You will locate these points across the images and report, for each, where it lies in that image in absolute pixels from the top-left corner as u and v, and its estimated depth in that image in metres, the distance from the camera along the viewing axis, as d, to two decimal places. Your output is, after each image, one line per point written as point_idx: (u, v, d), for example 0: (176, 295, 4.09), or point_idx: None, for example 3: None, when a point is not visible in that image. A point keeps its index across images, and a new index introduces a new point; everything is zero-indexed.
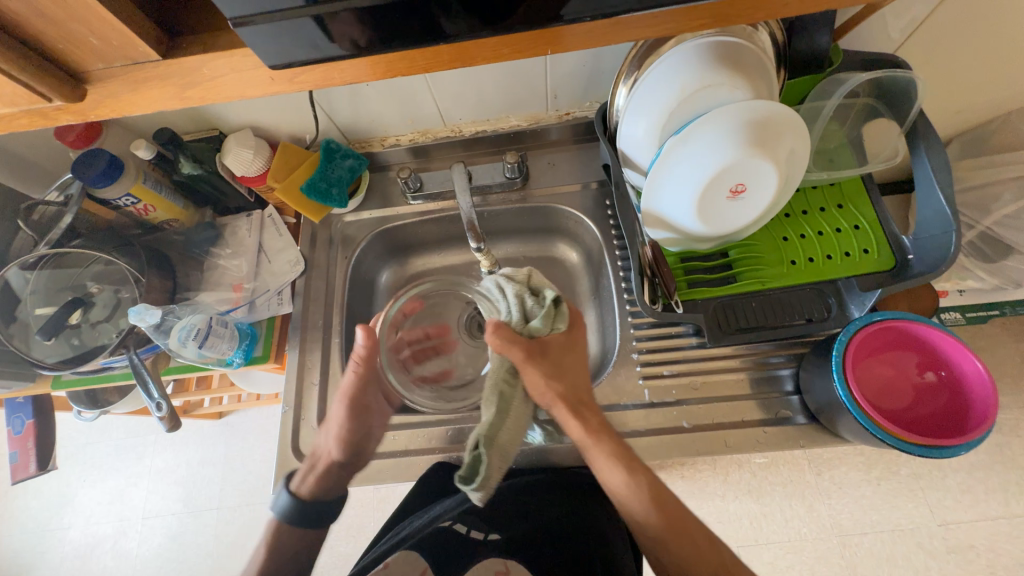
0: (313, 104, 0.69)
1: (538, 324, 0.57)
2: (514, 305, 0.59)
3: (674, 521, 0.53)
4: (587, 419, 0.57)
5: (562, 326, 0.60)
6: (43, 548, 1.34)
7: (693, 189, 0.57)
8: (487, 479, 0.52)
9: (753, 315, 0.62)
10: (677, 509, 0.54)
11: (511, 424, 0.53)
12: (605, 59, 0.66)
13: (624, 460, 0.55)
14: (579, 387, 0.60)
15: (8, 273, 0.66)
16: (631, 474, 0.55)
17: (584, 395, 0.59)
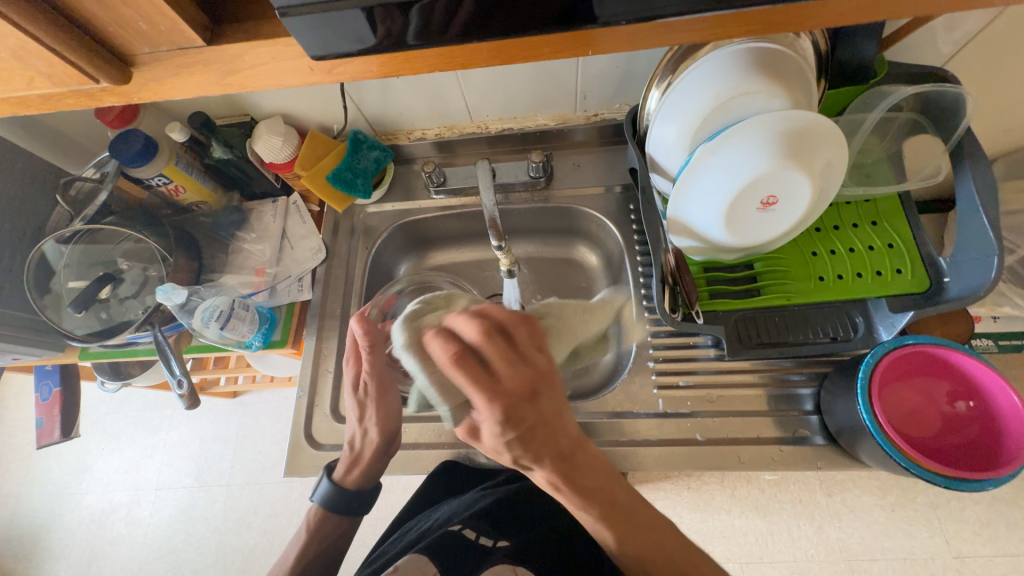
0: (343, 95, 0.70)
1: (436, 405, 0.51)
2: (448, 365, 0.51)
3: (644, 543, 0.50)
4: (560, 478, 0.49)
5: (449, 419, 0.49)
6: (62, 511, 1.39)
7: (720, 199, 0.56)
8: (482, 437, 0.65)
9: (776, 330, 0.61)
10: (639, 529, 0.51)
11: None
12: (639, 61, 0.65)
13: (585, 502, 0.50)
14: (555, 451, 0.47)
15: (44, 246, 0.68)
16: (591, 510, 0.50)
17: (560, 460, 0.48)
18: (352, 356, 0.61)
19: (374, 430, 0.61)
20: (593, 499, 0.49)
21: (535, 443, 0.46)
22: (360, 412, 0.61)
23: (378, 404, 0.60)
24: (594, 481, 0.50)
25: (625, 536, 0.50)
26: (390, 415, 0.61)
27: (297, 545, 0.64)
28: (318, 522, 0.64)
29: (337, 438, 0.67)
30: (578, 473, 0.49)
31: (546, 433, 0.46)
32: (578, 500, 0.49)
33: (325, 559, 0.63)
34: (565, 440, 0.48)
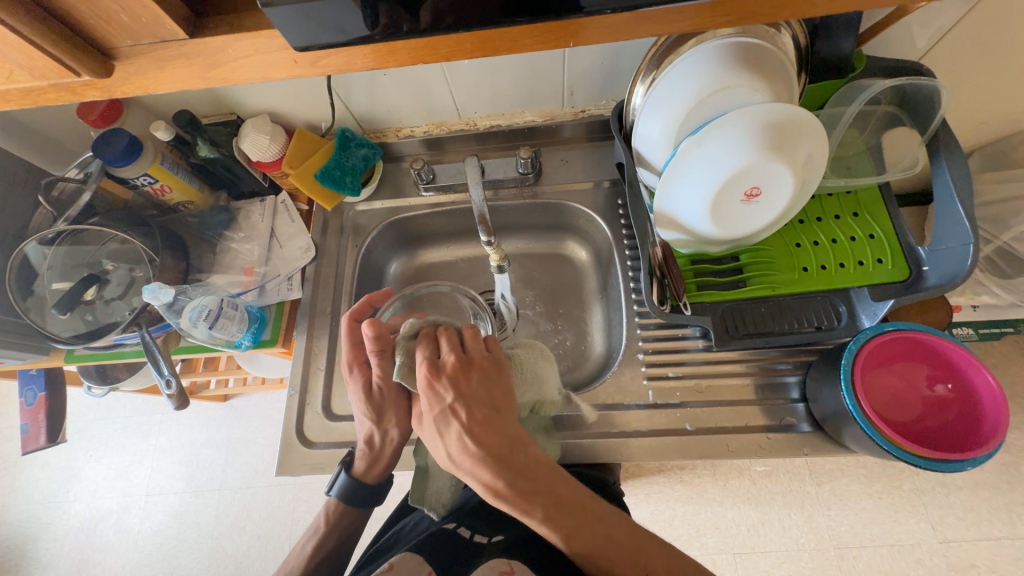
0: (331, 93, 0.70)
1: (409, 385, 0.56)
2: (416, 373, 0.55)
3: (591, 542, 0.47)
4: (517, 485, 0.46)
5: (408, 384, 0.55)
6: (49, 520, 1.37)
7: (706, 192, 0.57)
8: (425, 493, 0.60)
9: (762, 320, 0.62)
10: (589, 526, 0.47)
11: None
12: (624, 56, 0.66)
13: (525, 508, 0.46)
14: (485, 446, 0.47)
15: (26, 247, 0.67)
16: (534, 515, 0.46)
17: (490, 458, 0.46)
18: (358, 365, 0.59)
19: (394, 431, 0.60)
20: (533, 501, 0.46)
21: (464, 434, 0.47)
22: (378, 416, 0.59)
23: (398, 402, 0.59)
24: (542, 479, 0.47)
25: (572, 534, 0.47)
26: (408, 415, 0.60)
27: (312, 543, 0.62)
28: (335, 519, 0.62)
29: (330, 436, 0.67)
30: (521, 476, 0.46)
31: (472, 421, 0.48)
32: (523, 505, 0.46)
33: (342, 550, 0.63)
34: (499, 441, 0.47)
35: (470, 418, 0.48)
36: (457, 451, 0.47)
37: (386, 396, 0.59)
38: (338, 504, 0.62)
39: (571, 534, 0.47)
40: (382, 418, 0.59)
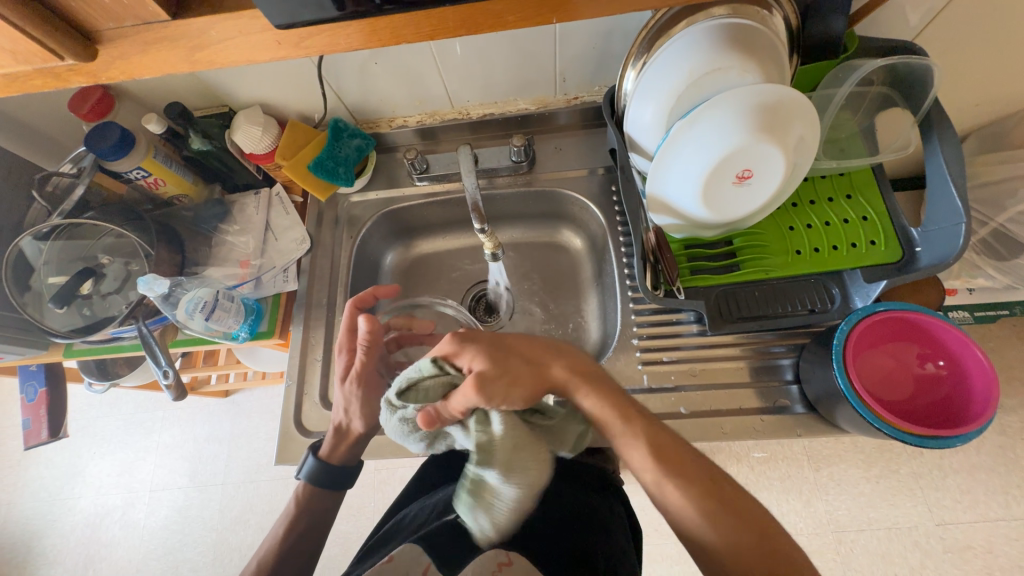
0: (322, 82, 0.70)
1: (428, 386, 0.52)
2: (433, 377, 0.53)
3: (680, 470, 0.48)
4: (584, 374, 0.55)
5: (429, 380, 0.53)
6: (55, 516, 1.38)
7: (702, 172, 0.56)
8: (482, 512, 0.49)
9: (756, 304, 0.62)
10: (671, 446, 0.49)
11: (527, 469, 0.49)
12: (614, 41, 0.65)
13: (605, 403, 0.52)
14: (540, 348, 0.57)
15: (22, 242, 0.67)
16: (611, 400, 0.53)
17: (549, 350, 0.56)
18: (348, 349, 0.62)
19: (359, 422, 0.61)
20: (607, 398, 0.52)
21: (523, 338, 0.57)
22: (347, 404, 0.61)
23: (366, 395, 0.61)
24: (596, 373, 0.56)
25: (653, 446, 0.49)
26: (373, 412, 0.61)
27: (280, 527, 0.61)
28: (303, 502, 0.62)
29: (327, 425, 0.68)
30: (578, 360, 0.56)
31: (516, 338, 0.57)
32: (600, 382, 0.54)
33: (315, 534, 0.61)
34: (542, 343, 0.58)
35: (514, 338, 0.57)
36: (527, 352, 0.56)
37: (355, 391, 0.61)
38: (305, 486, 0.62)
39: (655, 444, 0.49)
40: (349, 406, 0.61)
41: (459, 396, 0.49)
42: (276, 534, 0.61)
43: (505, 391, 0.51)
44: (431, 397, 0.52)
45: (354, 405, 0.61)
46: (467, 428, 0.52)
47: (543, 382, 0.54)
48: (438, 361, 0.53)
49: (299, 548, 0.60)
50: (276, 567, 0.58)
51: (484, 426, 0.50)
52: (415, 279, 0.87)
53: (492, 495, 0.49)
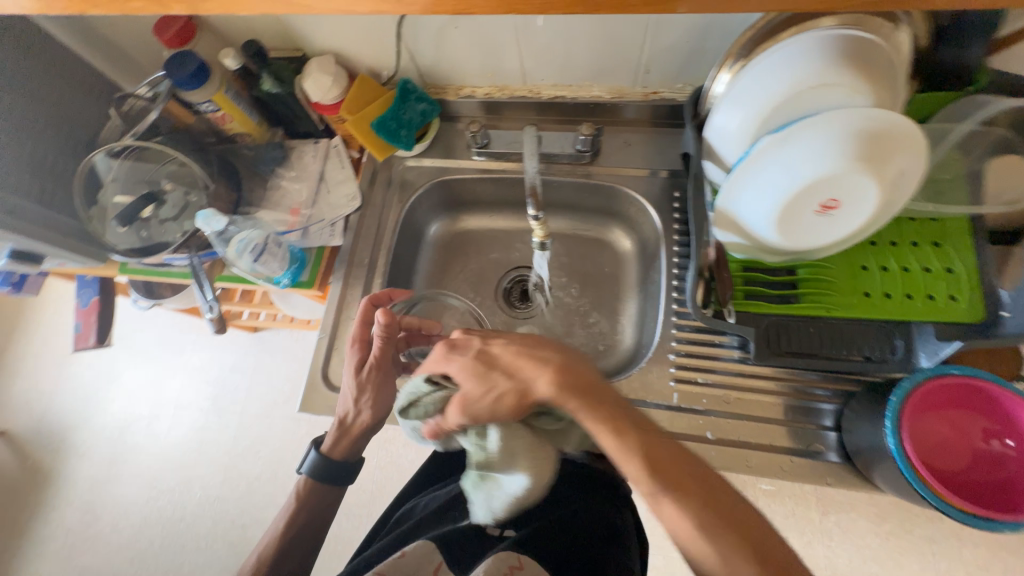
0: (399, 39, 0.68)
1: (425, 400, 0.51)
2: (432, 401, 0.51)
3: (680, 486, 0.42)
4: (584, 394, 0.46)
5: (427, 399, 0.51)
6: (88, 413, 1.49)
7: (783, 194, 0.52)
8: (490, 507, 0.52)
9: (807, 341, 0.58)
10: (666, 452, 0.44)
11: (533, 467, 0.48)
12: (710, 37, 0.61)
13: (594, 411, 0.45)
14: (538, 354, 0.49)
15: (94, 157, 0.70)
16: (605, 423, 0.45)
17: (547, 361, 0.48)
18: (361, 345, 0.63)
19: (367, 413, 0.62)
20: (600, 405, 0.45)
21: (507, 345, 0.50)
22: (356, 396, 0.62)
23: (378, 389, 0.62)
24: (601, 390, 0.47)
25: (650, 460, 0.43)
26: (386, 398, 0.62)
27: (281, 522, 0.64)
28: (302, 499, 0.64)
29: None
30: (583, 377, 0.47)
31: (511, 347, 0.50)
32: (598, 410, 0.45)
33: (317, 522, 0.64)
34: (546, 347, 0.49)
35: (511, 341, 0.50)
36: (512, 364, 0.49)
37: (370, 380, 0.61)
38: (304, 483, 0.65)
39: (650, 457, 0.43)
40: (359, 399, 0.62)
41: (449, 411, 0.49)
42: (278, 526, 0.64)
43: (490, 409, 0.47)
44: (433, 410, 0.51)
45: (363, 398, 0.62)
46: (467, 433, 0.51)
47: (530, 397, 0.47)
48: (431, 378, 0.51)
49: (304, 532, 0.63)
50: (280, 559, 0.61)
51: (480, 440, 0.49)
52: (455, 253, 0.86)
53: (496, 486, 0.50)
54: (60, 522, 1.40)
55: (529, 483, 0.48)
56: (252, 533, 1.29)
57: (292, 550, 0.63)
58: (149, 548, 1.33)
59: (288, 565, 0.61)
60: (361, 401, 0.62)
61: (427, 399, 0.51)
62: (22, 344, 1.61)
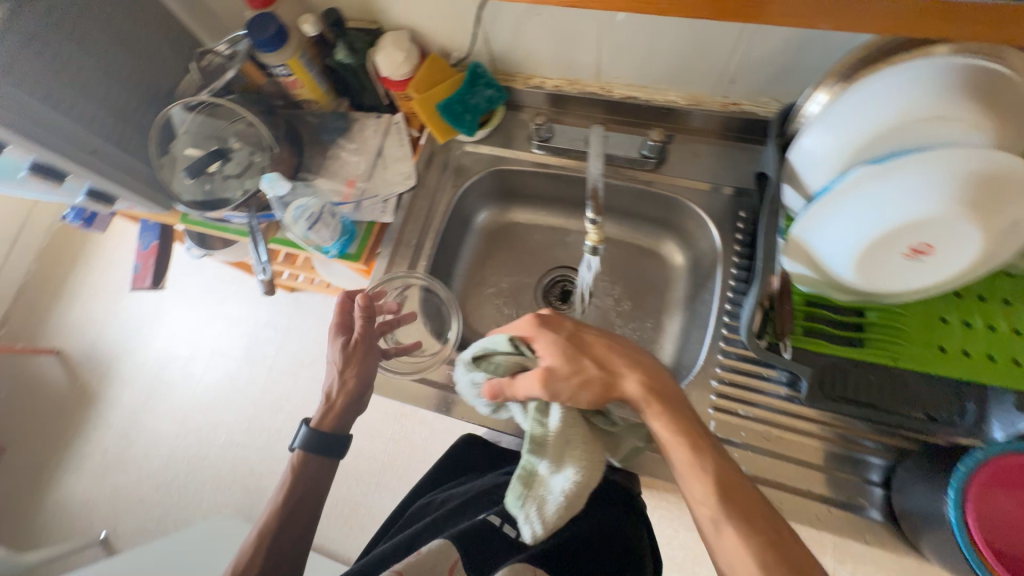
0: (478, 22, 0.67)
1: (500, 359, 0.55)
2: (507, 361, 0.54)
3: (745, 514, 0.42)
4: (661, 404, 0.49)
5: (501, 361, 0.55)
6: (133, 346, 1.58)
7: (870, 231, 0.48)
8: (534, 513, 0.50)
9: (866, 389, 0.55)
10: (733, 479, 0.45)
11: (586, 462, 0.50)
12: (809, 51, 0.57)
13: (676, 424, 0.48)
14: (625, 354, 0.52)
15: (172, 109, 0.72)
16: (677, 433, 0.47)
17: (635, 360, 0.52)
18: (343, 329, 0.66)
19: (352, 383, 0.65)
20: (679, 411, 0.48)
21: (599, 335, 0.53)
22: (341, 369, 0.65)
23: (362, 361, 0.65)
24: (677, 402, 0.50)
25: (718, 480, 0.44)
26: (368, 372, 0.65)
27: (276, 499, 0.62)
28: (299, 472, 0.64)
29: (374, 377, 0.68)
30: (662, 386, 0.50)
31: (600, 340, 0.53)
32: (675, 417, 0.48)
33: (313, 497, 0.64)
34: (633, 348, 0.53)
35: (600, 333, 0.54)
36: (603, 355, 0.52)
37: (354, 353, 0.65)
38: (299, 457, 0.64)
39: (720, 477, 0.44)
40: (343, 371, 0.65)
41: (525, 378, 0.51)
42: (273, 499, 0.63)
43: (573, 389, 0.51)
44: (501, 371, 0.54)
45: (347, 371, 0.65)
46: (526, 410, 0.54)
47: (612, 390, 0.51)
48: (515, 340, 0.54)
49: (301, 504, 0.63)
50: (278, 531, 0.61)
51: (542, 418, 0.52)
52: (500, 244, 0.85)
53: (544, 488, 0.50)
54: (97, 442, 1.50)
55: (580, 479, 0.49)
56: (268, 481, 1.36)
57: (294, 520, 0.62)
58: (173, 480, 1.41)
59: (292, 535, 0.61)
60: (345, 374, 0.65)
61: (502, 358, 0.55)
62: (81, 273, 1.72)
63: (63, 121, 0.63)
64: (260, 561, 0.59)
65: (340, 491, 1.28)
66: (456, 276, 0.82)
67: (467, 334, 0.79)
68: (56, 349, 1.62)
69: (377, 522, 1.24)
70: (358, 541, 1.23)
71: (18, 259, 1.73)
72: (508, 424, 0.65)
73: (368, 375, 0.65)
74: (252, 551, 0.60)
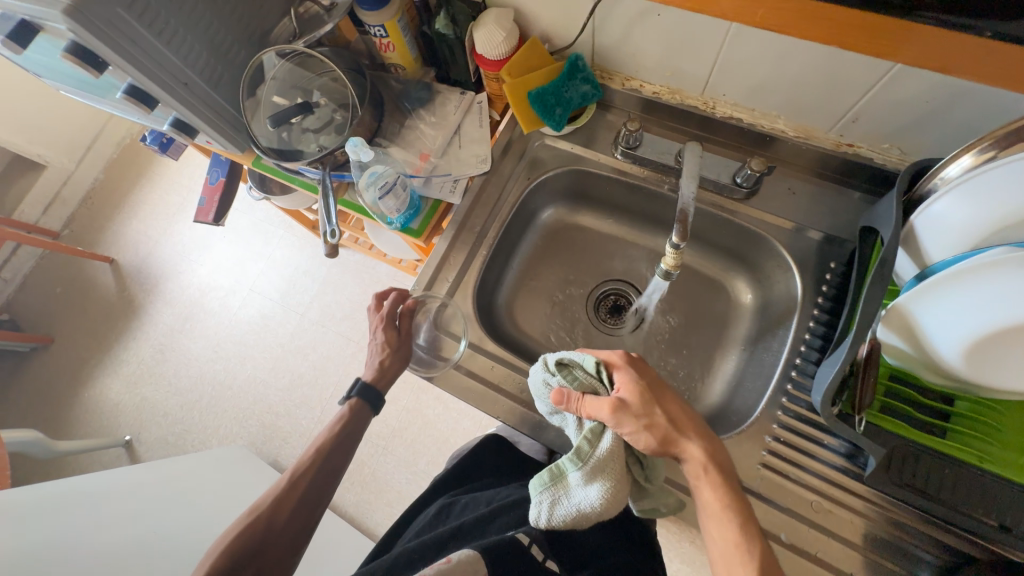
0: (590, 13, 0.63)
1: (580, 372, 0.56)
2: (584, 379, 0.55)
3: None
4: (719, 483, 0.50)
5: (579, 376, 0.56)
6: (179, 269, 1.65)
7: (984, 324, 0.44)
8: (547, 509, 0.52)
9: (942, 484, 0.49)
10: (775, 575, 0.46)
11: (612, 495, 0.50)
12: (959, 104, 0.51)
13: (729, 499, 0.50)
14: (693, 419, 0.54)
15: (265, 54, 0.71)
16: (729, 513, 0.49)
17: (701, 428, 0.53)
18: (386, 323, 0.70)
19: (388, 359, 0.69)
20: (734, 491, 0.50)
21: (675, 395, 0.55)
22: (382, 348, 0.70)
23: (401, 343, 0.70)
24: (733, 481, 0.51)
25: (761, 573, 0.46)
26: (403, 353, 0.70)
27: (323, 436, 0.66)
28: (351, 415, 0.68)
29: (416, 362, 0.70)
30: (720, 459, 0.52)
31: (673, 397, 0.55)
32: (728, 497, 0.50)
33: (354, 436, 0.68)
34: (699, 416, 0.55)
35: (672, 391, 0.55)
36: (673, 411, 0.53)
37: (394, 336, 0.70)
38: (353, 403, 0.69)
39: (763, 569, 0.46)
40: (384, 349, 0.70)
41: (597, 400, 0.52)
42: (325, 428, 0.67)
43: (637, 428, 0.51)
44: (576, 385, 0.55)
45: (386, 349, 0.70)
46: (581, 427, 0.54)
47: (673, 447, 0.52)
48: (601, 364, 0.55)
49: (346, 439, 0.67)
50: (331, 454, 0.65)
51: (593, 439, 0.52)
52: (560, 244, 0.82)
53: (565, 492, 0.52)
54: (135, 353, 1.58)
55: (599, 508, 0.49)
56: (285, 423, 1.40)
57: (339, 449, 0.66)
58: (198, 402, 1.48)
59: (335, 463, 0.65)
60: (385, 350, 0.70)
61: (578, 372, 0.56)
62: (143, 190, 1.79)
63: (164, 51, 0.63)
64: (302, 486, 0.62)
65: None
66: (511, 269, 0.80)
67: (511, 329, 0.77)
68: (111, 258, 1.71)
69: (379, 484, 1.26)
70: (358, 498, 1.26)
71: (88, 166, 1.81)
72: (540, 435, 0.63)
73: (400, 357, 0.70)
74: (296, 475, 0.63)
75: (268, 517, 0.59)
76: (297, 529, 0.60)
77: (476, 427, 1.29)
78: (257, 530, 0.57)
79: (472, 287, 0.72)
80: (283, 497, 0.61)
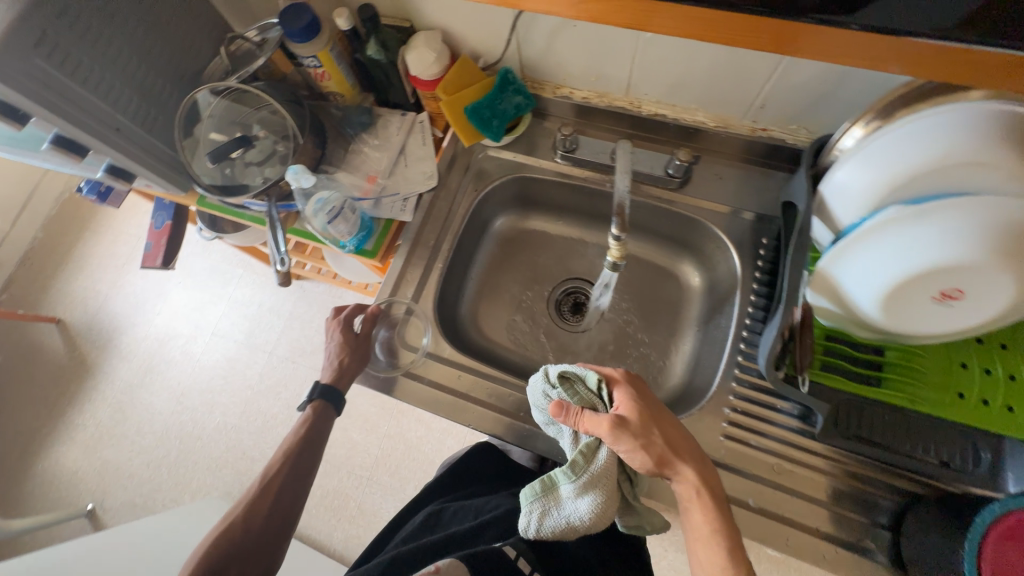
0: (512, 28, 0.66)
1: (581, 390, 0.57)
2: (585, 398, 0.56)
3: None
4: (710, 505, 0.52)
5: (579, 394, 0.56)
6: (134, 321, 1.58)
7: (894, 275, 0.48)
8: (536, 519, 0.53)
9: (881, 429, 0.53)
10: None
11: (602, 510, 0.51)
12: (847, 84, 0.56)
13: (719, 523, 0.51)
14: (689, 440, 0.55)
15: (198, 93, 0.71)
16: (715, 534, 0.50)
17: (695, 450, 0.54)
18: (346, 330, 0.70)
19: (346, 359, 0.68)
20: (722, 511, 0.51)
21: (672, 418, 0.56)
22: (341, 349, 0.69)
23: (360, 343, 0.70)
24: (723, 502, 0.53)
25: None
26: (362, 354, 0.69)
27: (289, 441, 0.66)
28: (314, 418, 0.68)
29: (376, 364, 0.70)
30: (712, 481, 0.53)
31: (671, 419, 0.56)
32: (717, 518, 0.51)
33: (319, 441, 0.68)
34: (693, 437, 0.56)
35: (670, 413, 0.56)
36: (671, 431, 0.54)
37: (354, 339, 0.70)
38: (315, 406, 0.68)
39: None
40: (342, 350, 0.69)
41: (595, 417, 0.52)
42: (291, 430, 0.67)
43: (634, 447, 0.51)
44: (577, 401, 0.56)
45: (343, 349, 0.69)
46: (576, 441, 0.55)
47: (669, 467, 0.52)
48: (602, 380, 0.56)
49: (313, 441, 0.67)
50: (302, 455, 0.65)
51: (588, 454, 0.53)
52: (515, 251, 0.84)
53: (556, 503, 0.53)
54: (91, 414, 1.49)
55: (589, 520, 0.51)
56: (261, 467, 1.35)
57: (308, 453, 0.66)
58: (166, 457, 1.40)
59: (304, 465, 0.65)
60: (341, 350, 0.69)
61: (579, 390, 0.57)
62: (87, 244, 1.72)
63: (91, 98, 0.62)
64: (275, 489, 0.63)
65: (331, 484, 1.26)
66: (470, 280, 0.81)
67: (477, 338, 0.78)
68: (57, 318, 1.62)
69: (366, 517, 1.23)
70: (347, 534, 1.22)
71: (24, 225, 1.72)
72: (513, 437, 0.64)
73: (358, 358, 0.69)
74: (267, 478, 0.63)
75: (242, 523, 0.59)
76: (276, 528, 0.61)
77: (460, 444, 1.28)
78: (233, 536, 0.58)
79: (432, 301, 0.72)
80: (257, 501, 0.61)
